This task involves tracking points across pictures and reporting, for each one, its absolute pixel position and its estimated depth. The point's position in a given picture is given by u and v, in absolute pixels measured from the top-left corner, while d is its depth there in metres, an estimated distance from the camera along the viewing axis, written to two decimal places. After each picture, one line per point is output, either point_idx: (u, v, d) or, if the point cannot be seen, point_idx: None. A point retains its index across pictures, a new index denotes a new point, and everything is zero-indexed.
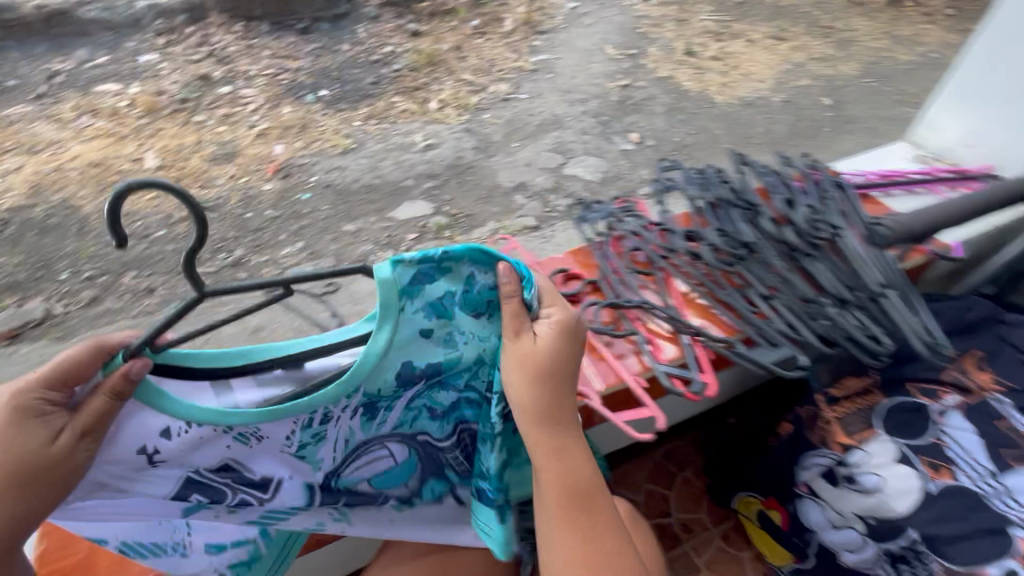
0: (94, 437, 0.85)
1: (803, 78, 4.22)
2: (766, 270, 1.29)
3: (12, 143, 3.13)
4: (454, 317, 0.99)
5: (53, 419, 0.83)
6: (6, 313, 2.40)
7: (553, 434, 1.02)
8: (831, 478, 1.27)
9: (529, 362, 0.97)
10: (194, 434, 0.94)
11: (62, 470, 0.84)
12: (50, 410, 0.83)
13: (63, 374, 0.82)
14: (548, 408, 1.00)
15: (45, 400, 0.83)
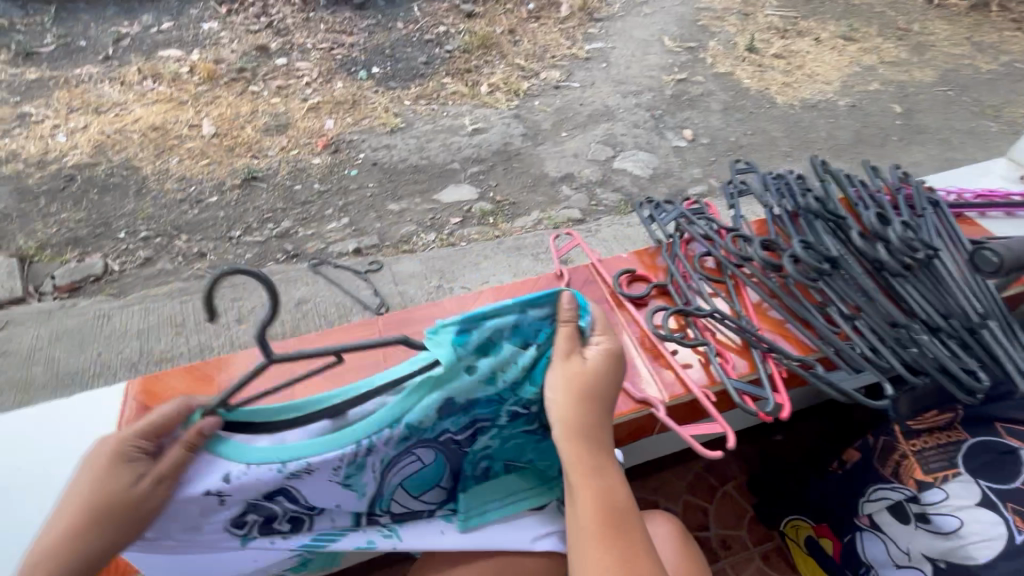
0: (173, 484, 0.81)
1: (872, 82, 3.98)
2: (850, 286, 1.23)
3: (79, 103, 3.23)
4: (511, 350, 0.92)
5: (138, 466, 0.78)
6: (68, 267, 2.50)
7: (592, 450, 0.92)
8: (899, 514, 1.19)
9: (578, 380, 0.92)
10: (252, 476, 0.85)
11: (138, 516, 0.79)
12: (138, 458, 0.77)
13: (151, 423, 0.77)
14: (589, 424, 0.93)
15: (136, 447, 0.77)
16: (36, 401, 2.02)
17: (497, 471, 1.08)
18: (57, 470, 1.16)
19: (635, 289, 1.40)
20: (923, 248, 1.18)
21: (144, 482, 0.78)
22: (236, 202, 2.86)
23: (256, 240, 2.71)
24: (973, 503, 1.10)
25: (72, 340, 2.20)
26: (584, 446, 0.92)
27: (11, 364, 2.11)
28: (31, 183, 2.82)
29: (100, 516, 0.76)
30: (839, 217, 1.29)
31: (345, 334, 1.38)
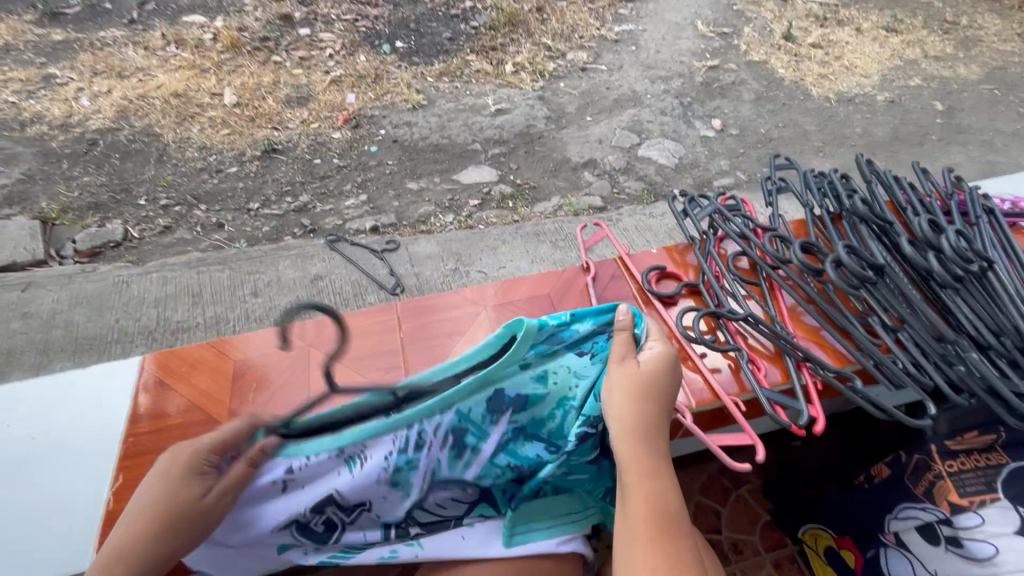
0: (232, 497, 0.93)
1: (914, 77, 3.80)
2: (895, 296, 1.18)
3: (103, 66, 3.20)
4: (555, 355, 1.11)
5: (208, 478, 0.91)
6: (88, 231, 2.50)
7: (647, 451, 0.97)
8: (927, 535, 1.16)
9: (638, 381, 1.02)
10: (314, 464, 0.98)
11: (202, 526, 0.90)
12: (208, 472, 0.91)
13: (226, 436, 0.94)
14: (648, 425, 0.99)
15: (207, 460, 0.91)
16: (54, 364, 2.03)
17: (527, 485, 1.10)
18: (74, 443, 1.14)
19: (665, 286, 1.40)
20: (976, 259, 1.11)
21: (212, 494, 0.90)
22: (255, 173, 2.83)
23: (274, 213, 2.69)
24: (1011, 531, 1.06)
25: (91, 305, 2.20)
26: (640, 445, 0.97)
27: (32, 326, 2.12)
28: (54, 145, 2.82)
29: (171, 519, 0.87)
30: (886, 221, 1.23)
31: (367, 318, 1.36)
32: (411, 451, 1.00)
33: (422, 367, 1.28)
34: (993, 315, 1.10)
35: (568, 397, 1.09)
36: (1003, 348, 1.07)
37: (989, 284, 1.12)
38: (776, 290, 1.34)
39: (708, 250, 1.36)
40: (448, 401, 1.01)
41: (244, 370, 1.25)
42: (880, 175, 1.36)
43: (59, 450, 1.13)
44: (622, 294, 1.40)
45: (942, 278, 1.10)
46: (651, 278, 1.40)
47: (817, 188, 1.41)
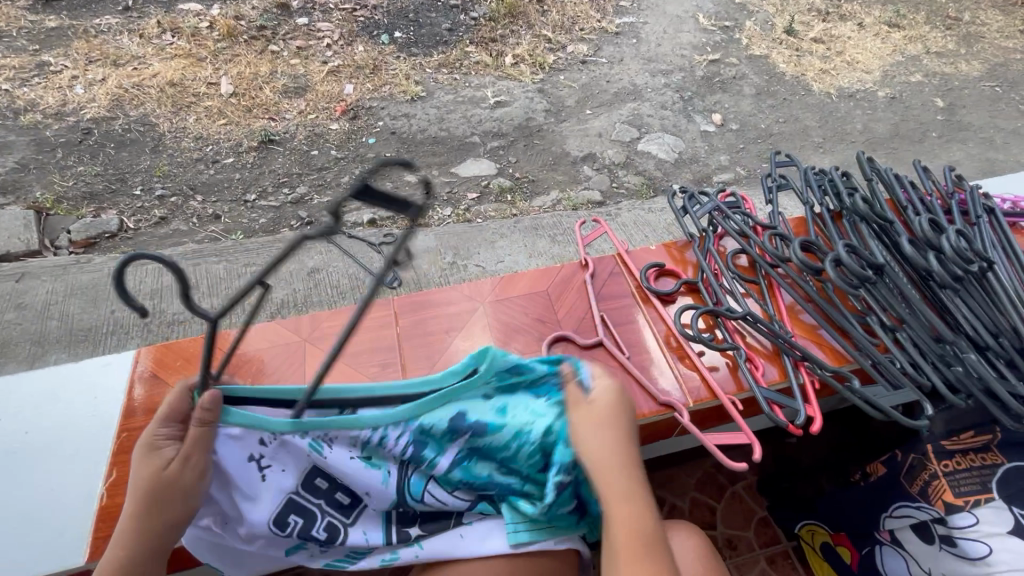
0: (199, 459, 0.90)
1: (915, 73, 3.78)
2: (893, 296, 1.18)
3: (98, 54, 3.15)
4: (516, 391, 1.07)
5: (166, 450, 0.89)
6: (83, 222, 2.48)
7: (621, 478, 0.95)
8: (923, 534, 1.16)
9: (601, 411, 1.00)
10: (280, 443, 0.98)
11: (188, 488, 0.89)
12: (165, 444, 0.90)
13: (171, 409, 0.91)
14: (620, 456, 0.96)
15: (160, 435, 0.90)
16: (49, 356, 2.02)
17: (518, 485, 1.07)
18: (66, 437, 1.13)
19: (663, 284, 1.40)
20: (977, 260, 1.11)
21: (177, 463, 0.88)
22: (252, 164, 2.81)
23: (271, 205, 2.67)
24: (1005, 531, 1.06)
25: (86, 297, 2.19)
26: (616, 473, 0.95)
27: (27, 317, 2.11)
28: (48, 134, 2.79)
29: (147, 494, 0.86)
30: (886, 220, 1.23)
31: (361, 314, 1.35)
32: (373, 445, 1.02)
33: (418, 362, 1.27)
34: (992, 316, 1.10)
35: (523, 431, 1.04)
36: (1002, 349, 1.07)
37: (989, 285, 1.12)
38: (774, 288, 1.33)
39: (706, 248, 1.35)
40: (417, 412, 1.02)
41: (238, 364, 1.24)
42: (881, 173, 1.35)
43: (51, 443, 1.12)
44: (617, 291, 1.39)
45: (942, 278, 1.10)
46: (648, 276, 1.40)
47: (817, 185, 1.40)
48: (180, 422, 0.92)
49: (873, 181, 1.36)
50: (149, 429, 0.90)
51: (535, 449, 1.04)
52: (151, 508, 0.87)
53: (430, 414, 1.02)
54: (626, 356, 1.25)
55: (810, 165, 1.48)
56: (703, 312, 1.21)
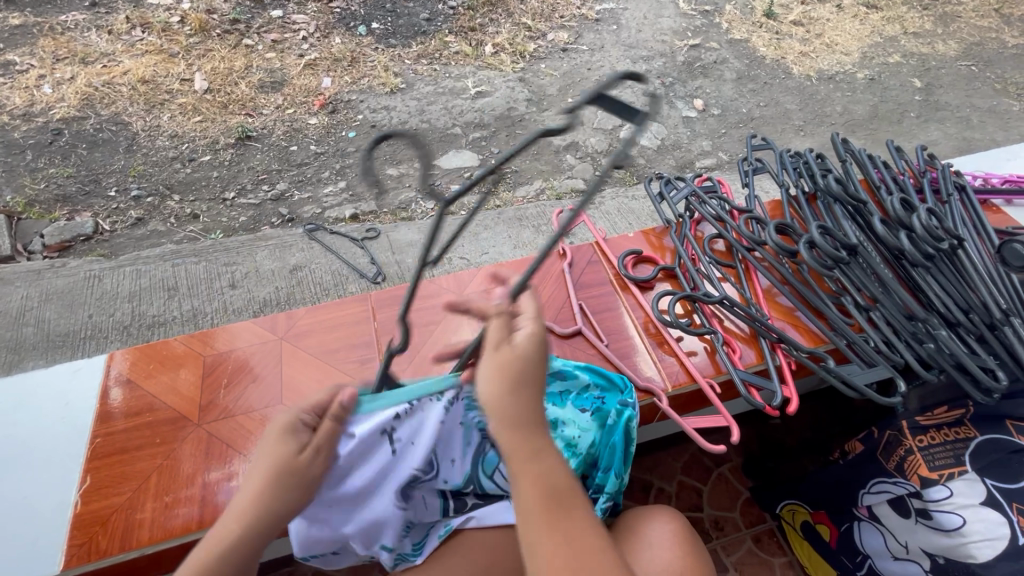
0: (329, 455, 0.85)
1: (893, 54, 3.80)
2: (868, 276, 1.20)
3: (66, 52, 3.07)
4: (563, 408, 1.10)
5: (299, 436, 0.84)
6: (56, 225, 2.42)
7: (535, 430, 0.80)
8: (899, 509, 1.19)
9: (510, 369, 0.79)
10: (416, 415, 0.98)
11: (305, 486, 0.83)
12: (302, 430, 0.85)
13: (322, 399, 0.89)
14: (531, 408, 0.80)
15: (300, 420, 0.85)
16: (27, 363, 1.98)
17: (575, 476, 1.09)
18: (37, 447, 1.10)
19: (641, 270, 1.40)
20: (948, 237, 1.12)
21: (307, 452, 0.83)
22: (229, 162, 2.75)
23: (250, 202, 2.63)
24: (978, 502, 1.09)
25: (63, 302, 2.14)
26: (524, 444, 0.78)
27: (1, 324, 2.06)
28: (16, 136, 2.71)
29: (271, 478, 0.81)
30: (859, 201, 1.24)
31: (340, 309, 1.33)
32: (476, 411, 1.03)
33: (398, 356, 1.26)
34: (963, 293, 1.11)
35: (574, 446, 1.07)
36: (972, 325, 1.09)
37: (960, 263, 1.13)
38: (752, 272, 1.34)
39: (683, 234, 1.36)
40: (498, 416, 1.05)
41: (215, 365, 1.21)
42: (856, 154, 1.35)
43: (21, 454, 1.10)
44: (594, 280, 1.39)
45: (914, 258, 1.11)
46: (627, 263, 1.40)
47: (792, 168, 1.41)
48: (319, 414, 0.88)
49: (846, 163, 1.36)
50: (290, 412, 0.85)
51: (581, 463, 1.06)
52: (273, 496, 0.81)
53: None
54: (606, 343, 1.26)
55: (785, 148, 1.48)
56: (679, 297, 1.21)
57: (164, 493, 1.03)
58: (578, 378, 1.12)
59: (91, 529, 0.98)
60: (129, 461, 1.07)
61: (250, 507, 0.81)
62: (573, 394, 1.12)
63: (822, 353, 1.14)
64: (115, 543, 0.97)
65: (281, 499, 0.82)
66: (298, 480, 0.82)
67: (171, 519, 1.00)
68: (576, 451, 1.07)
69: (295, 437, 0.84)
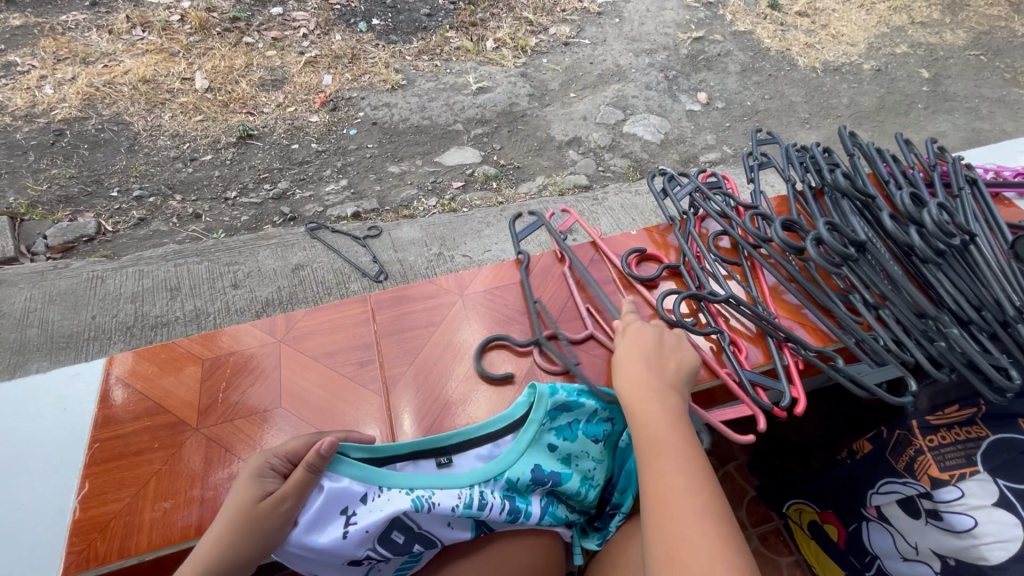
0: (291, 504, 0.89)
1: (900, 45, 3.74)
2: (876, 273, 1.17)
3: (66, 52, 3.06)
4: (577, 439, 1.10)
5: (266, 483, 0.90)
6: (59, 226, 2.42)
7: (645, 386, 1.00)
8: (909, 510, 1.17)
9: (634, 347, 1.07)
10: (384, 504, 0.95)
11: (263, 534, 0.87)
12: (270, 476, 0.91)
13: (294, 448, 0.95)
14: (641, 371, 1.02)
15: (269, 466, 0.92)
16: (31, 364, 1.98)
17: (584, 506, 1.12)
18: (38, 452, 1.10)
19: (645, 269, 1.38)
20: (959, 233, 1.09)
21: (269, 500, 0.88)
22: (231, 161, 2.74)
23: (252, 202, 2.62)
24: (990, 504, 1.06)
25: (66, 302, 2.15)
26: (637, 390, 1.00)
27: (5, 327, 2.06)
28: (19, 137, 2.71)
29: (229, 523, 0.86)
30: (867, 197, 1.21)
31: (340, 312, 1.32)
32: (476, 508, 0.99)
33: (397, 358, 1.24)
34: (975, 290, 1.09)
35: (588, 478, 1.10)
36: (984, 323, 1.06)
37: (971, 259, 1.10)
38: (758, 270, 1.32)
39: (687, 231, 1.34)
40: (503, 468, 1.03)
41: (212, 369, 1.20)
42: (866, 148, 1.32)
43: (22, 459, 1.10)
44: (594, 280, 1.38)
45: (924, 255, 1.08)
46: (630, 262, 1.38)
47: (798, 162, 1.38)
48: (291, 462, 0.94)
49: (856, 156, 1.33)
50: (261, 457, 0.93)
51: (584, 479, 1.09)
52: (232, 540, 0.85)
53: (515, 468, 1.04)
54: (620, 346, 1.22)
55: (792, 143, 1.46)
56: (683, 297, 1.18)
57: (163, 497, 1.02)
58: (586, 407, 1.09)
59: (91, 535, 0.97)
60: (125, 466, 1.06)
61: (212, 547, 0.85)
62: (582, 422, 1.10)
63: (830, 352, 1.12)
64: (115, 546, 0.96)
65: (241, 545, 0.86)
66: (256, 524, 0.86)
67: (173, 521, 0.99)
68: (593, 482, 1.10)
69: (262, 483, 0.90)
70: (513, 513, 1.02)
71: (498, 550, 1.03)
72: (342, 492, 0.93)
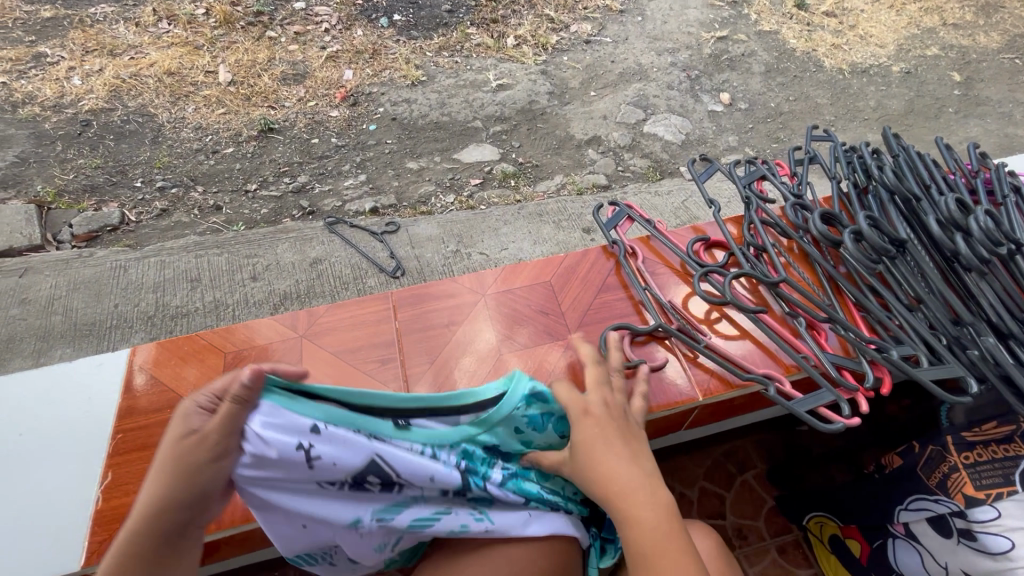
0: (220, 442, 0.83)
1: (931, 47, 3.65)
2: (913, 275, 1.13)
3: (95, 44, 3.10)
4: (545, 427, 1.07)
5: (194, 420, 0.84)
6: (84, 215, 2.46)
7: (622, 472, 0.90)
8: (941, 528, 1.13)
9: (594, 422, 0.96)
10: (334, 447, 0.90)
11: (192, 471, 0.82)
12: (198, 415, 0.85)
13: (223, 382, 0.87)
14: (601, 456, 0.92)
15: (197, 405, 0.86)
16: (55, 351, 2.01)
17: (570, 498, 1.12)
18: (64, 438, 1.12)
19: (711, 257, 1.34)
20: (1006, 242, 1.04)
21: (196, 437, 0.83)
22: (252, 154, 2.76)
23: (272, 195, 2.63)
24: None
25: (90, 291, 2.18)
26: (612, 474, 0.90)
27: (31, 313, 2.10)
28: (47, 127, 2.75)
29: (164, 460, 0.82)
30: (913, 197, 1.16)
31: (360, 309, 1.31)
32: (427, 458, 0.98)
33: (416, 358, 1.24)
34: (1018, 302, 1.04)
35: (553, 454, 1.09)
36: None
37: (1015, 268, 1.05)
38: (788, 261, 1.27)
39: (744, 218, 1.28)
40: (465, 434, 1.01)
41: (234, 363, 1.21)
42: (910, 150, 1.27)
43: (46, 445, 1.11)
44: (662, 264, 1.36)
45: (968, 261, 1.03)
46: (695, 250, 1.34)
47: (845, 161, 1.33)
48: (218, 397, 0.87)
49: (907, 155, 1.27)
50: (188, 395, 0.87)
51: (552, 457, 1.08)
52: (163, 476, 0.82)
53: (479, 437, 1.02)
54: (705, 339, 1.18)
55: (840, 141, 1.41)
56: (741, 278, 1.14)
57: None
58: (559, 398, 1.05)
59: (113, 526, 1.00)
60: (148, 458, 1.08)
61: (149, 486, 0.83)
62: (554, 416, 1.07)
63: (876, 341, 1.07)
64: None
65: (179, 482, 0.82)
66: (182, 466, 0.82)
67: None
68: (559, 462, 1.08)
69: (189, 420, 0.84)
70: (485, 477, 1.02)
71: (538, 548, 1.01)
72: (293, 428, 0.87)
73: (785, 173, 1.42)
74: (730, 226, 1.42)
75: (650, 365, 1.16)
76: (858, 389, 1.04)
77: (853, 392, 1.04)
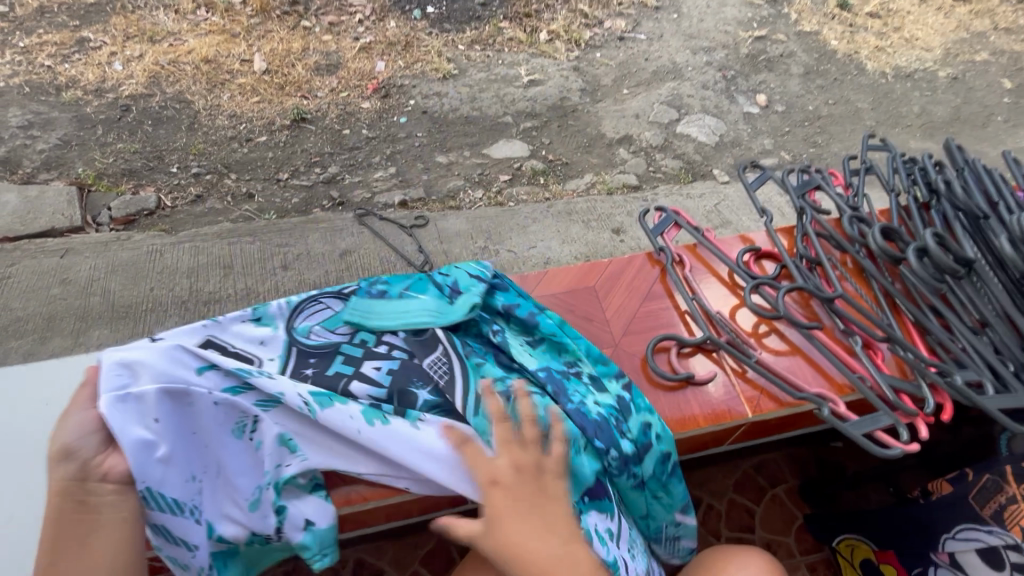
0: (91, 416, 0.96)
1: (980, 52, 3.50)
2: (980, 296, 1.08)
3: (135, 31, 3.15)
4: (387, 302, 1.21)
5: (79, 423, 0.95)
6: (122, 199, 2.50)
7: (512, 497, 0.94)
8: (990, 560, 1.09)
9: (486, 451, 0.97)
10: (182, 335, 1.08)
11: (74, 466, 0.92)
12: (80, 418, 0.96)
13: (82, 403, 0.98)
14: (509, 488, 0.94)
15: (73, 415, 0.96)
16: (93, 331, 2.05)
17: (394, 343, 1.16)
18: None
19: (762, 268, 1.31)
20: None
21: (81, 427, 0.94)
22: (284, 143, 2.78)
23: (303, 184, 2.65)
24: None
25: (126, 273, 2.22)
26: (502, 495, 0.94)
27: (70, 293, 2.14)
28: (89, 111, 2.81)
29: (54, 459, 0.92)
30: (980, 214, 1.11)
31: None
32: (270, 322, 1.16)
33: None
34: None
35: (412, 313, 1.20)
36: None
37: None
38: (842, 275, 1.23)
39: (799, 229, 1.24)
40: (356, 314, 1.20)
41: None
42: (976, 164, 1.21)
43: None
44: (709, 275, 1.34)
45: None
46: (745, 261, 1.31)
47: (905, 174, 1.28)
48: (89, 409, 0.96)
49: (974, 168, 1.21)
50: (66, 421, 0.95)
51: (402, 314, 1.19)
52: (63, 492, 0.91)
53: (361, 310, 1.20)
54: (755, 354, 1.16)
55: (901, 152, 1.34)
56: (796, 292, 1.11)
57: None
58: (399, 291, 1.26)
59: None
60: None
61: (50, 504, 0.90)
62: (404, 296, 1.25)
63: (938, 363, 1.03)
64: None
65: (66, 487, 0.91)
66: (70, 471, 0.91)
67: None
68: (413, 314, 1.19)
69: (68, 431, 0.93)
70: (308, 326, 1.18)
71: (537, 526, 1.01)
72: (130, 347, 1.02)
73: (839, 183, 1.37)
74: (782, 237, 1.38)
75: (698, 378, 1.16)
76: (917, 413, 1.01)
77: (911, 416, 1.01)
